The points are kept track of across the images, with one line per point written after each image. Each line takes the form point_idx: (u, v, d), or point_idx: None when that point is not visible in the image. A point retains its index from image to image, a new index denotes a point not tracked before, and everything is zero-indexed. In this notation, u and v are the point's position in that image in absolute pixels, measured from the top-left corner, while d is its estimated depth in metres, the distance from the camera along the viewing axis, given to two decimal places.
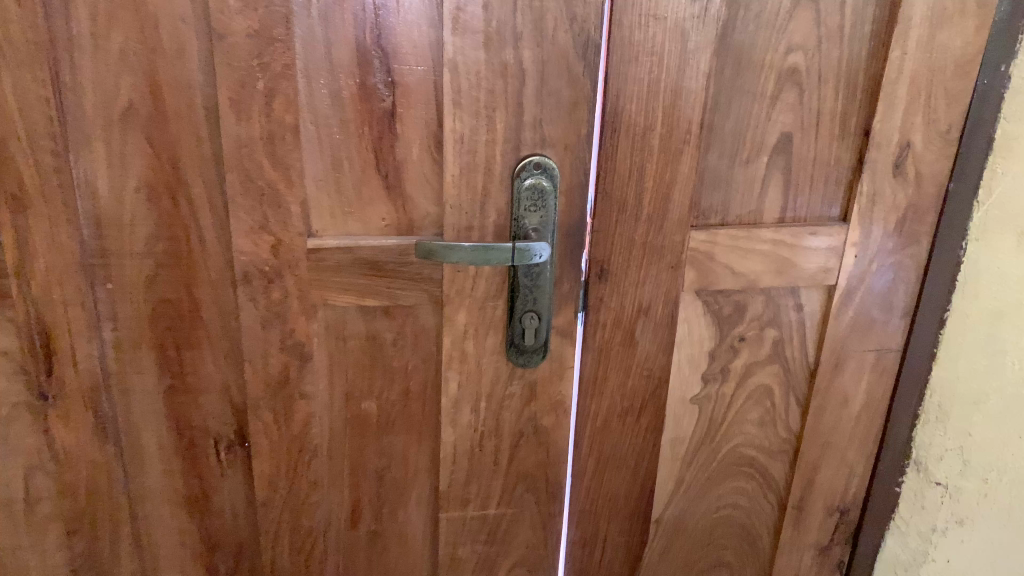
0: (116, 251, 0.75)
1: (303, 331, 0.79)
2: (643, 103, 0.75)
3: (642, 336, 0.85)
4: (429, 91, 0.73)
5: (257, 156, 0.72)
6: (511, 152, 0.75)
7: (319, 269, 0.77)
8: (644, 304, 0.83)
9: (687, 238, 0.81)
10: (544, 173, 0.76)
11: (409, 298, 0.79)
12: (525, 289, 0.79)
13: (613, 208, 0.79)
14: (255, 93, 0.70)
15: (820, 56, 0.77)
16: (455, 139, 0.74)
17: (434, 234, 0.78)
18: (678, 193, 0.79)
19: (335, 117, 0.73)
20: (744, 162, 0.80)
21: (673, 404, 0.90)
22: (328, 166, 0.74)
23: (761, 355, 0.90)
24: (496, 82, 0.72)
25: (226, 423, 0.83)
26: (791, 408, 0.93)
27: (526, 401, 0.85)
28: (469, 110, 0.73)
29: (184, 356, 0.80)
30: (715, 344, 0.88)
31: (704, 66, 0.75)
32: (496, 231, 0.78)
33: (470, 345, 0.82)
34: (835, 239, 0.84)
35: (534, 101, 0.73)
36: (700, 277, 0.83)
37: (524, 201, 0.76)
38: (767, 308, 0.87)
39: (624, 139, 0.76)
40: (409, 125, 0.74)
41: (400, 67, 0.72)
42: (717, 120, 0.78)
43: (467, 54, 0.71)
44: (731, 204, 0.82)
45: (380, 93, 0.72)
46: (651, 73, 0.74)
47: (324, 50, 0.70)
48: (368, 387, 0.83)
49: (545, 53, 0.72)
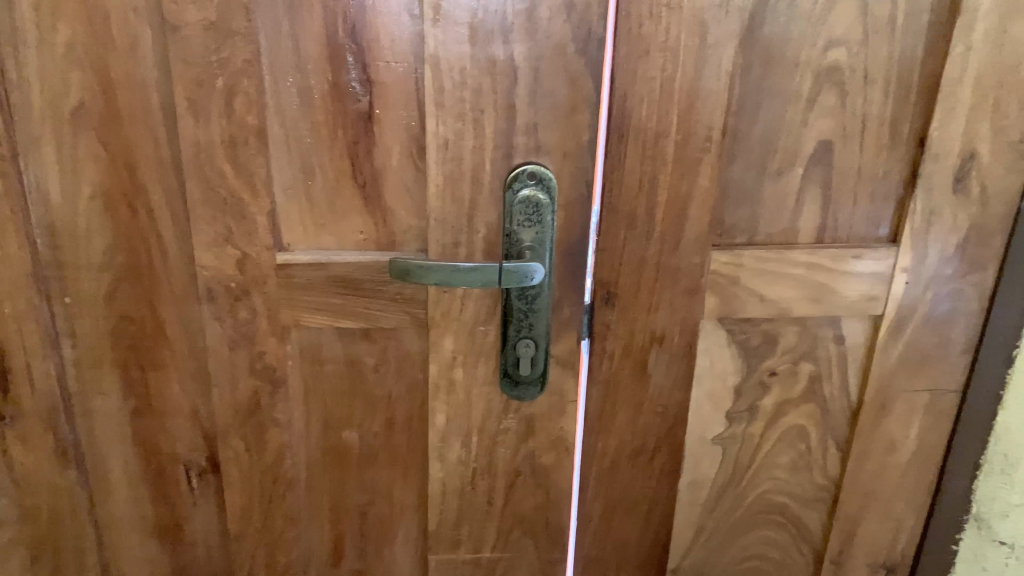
0: (72, 263, 0.69)
1: (274, 354, 0.72)
2: (655, 106, 0.65)
3: (654, 369, 0.75)
4: (408, 90, 0.64)
5: (217, 162, 0.66)
6: (502, 160, 0.66)
7: (289, 287, 0.70)
8: (657, 333, 0.73)
9: (706, 260, 0.71)
10: (539, 184, 0.67)
11: (389, 321, 0.71)
12: (518, 314, 0.70)
13: (620, 225, 0.69)
14: (214, 92, 0.64)
15: (867, 52, 0.66)
16: (438, 145, 0.65)
17: (417, 250, 0.70)
18: (696, 208, 0.69)
19: (304, 118, 0.65)
20: (775, 174, 0.70)
21: (691, 444, 0.80)
22: (298, 173, 0.67)
23: (795, 393, 0.79)
24: (483, 81, 0.64)
25: (196, 450, 0.77)
26: (828, 452, 0.82)
27: (523, 437, 0.76)
28: (453, 112, 0.64)
29: (148, 377, 0.74)
30: (741, 379, 0.77)
31: (727, 63, 0.64)
32: (486, 248, 0.69)
33: (459, 373, 0.74)
34: (882, 263, 0.73)
35: (528, 102, 0.64)
36: (722, 304, 0.73)
37: (516, 215, 0.67)
38: (801, 341, 0.76)
39: (633, 147, 0.66)
40: (387, 129, 0.65)
41: (376, 63, 0.63)
42: (743, 126, 0.68)
43: (449, 49, 0.62)
44: (760, 221, 0.71)
45: (354, 92, 0.64)
46: (665, 71, 0.64)
47: (290, 45, 0.63)
48: (348, 417, 0.76)
49: (539, 48, 0.63)
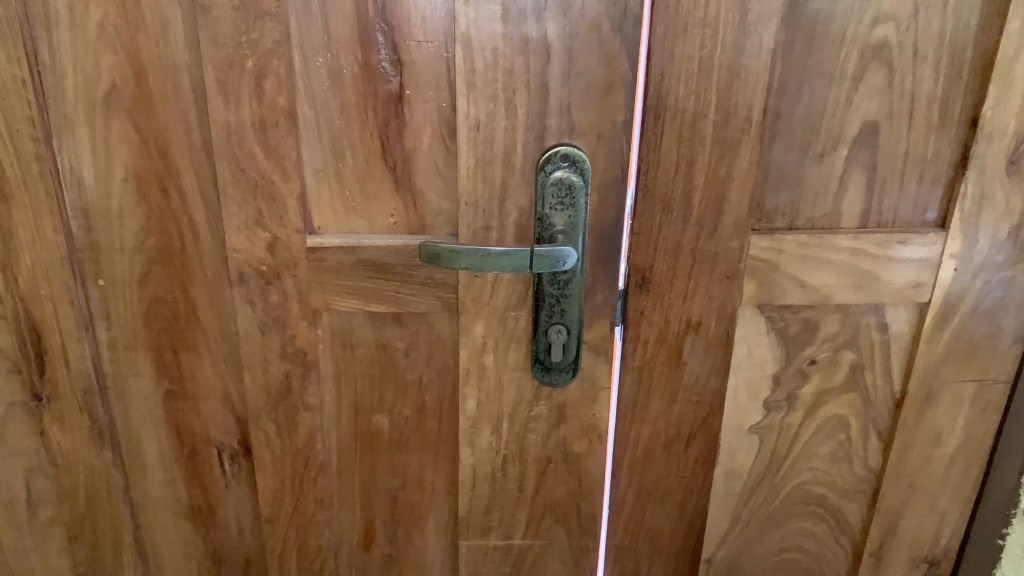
0: (105, 246, 0.70)
1: (305, 337, 0.72)
2: (692, 86, 0.63)
3: (690, 356, 0.73)
4: (440, 71, 0.63)
5: (248, 145, 0.65)
6: (534, 142, 0.65)
7: (320, 270, 0.69)
8: (693, 320, 0.72)
9: (745, 245, 0.69)
10: (573, 166, 0.65)
11: (420, 305, 0.70)
12: (550, 299, 0.69)
13: (656, 209, 0.67)
14: (244, 74, 0.63)
15: (917, 28, 0.63)
16: (469, 126, 0.64)
17: (448, 234, 0.69)
18: (734, 191, 0.67)
19: (334, 100, 0.64)
20: (818, 156, 0.67)
21: (727, 434, 0.78)
22: (329, 155, 0.66)
23: (836, 382, 0.77)
24: (515, 60, 0.62)
25: (228, 432, 0.77)
26: (870, 443, 0.80)
27: (554, 424, 0.75)
28: (484, 92, 0.63)
29: (181, 360, 0.74)
30: (780, 367, 0.75)
31: (769, 41, 0.62)
32: (518, 232, 0.68)
33: (490, 359, 0.73)
34: (929, 249, 0.70)
35: (561, 82, 0.63)
36: (761, 290, 0.71)
37: (549, 199, 0.66)
38: (843, 329, 0.74)
39: (669, 128, 0.64)
40: (418, 110, 0.64)
41: (407, 43, 0.62)
42: (784, 106, 0.65)
43: (481, 27, 0.61)
44: (801, 205, 0.69)
45: (385, 73, 0.63)
46: (703, 49, 0.62)
47: (320, 25, 0.62)
48: (378, 401, 0.75)
49: (573, 26, 0.61)
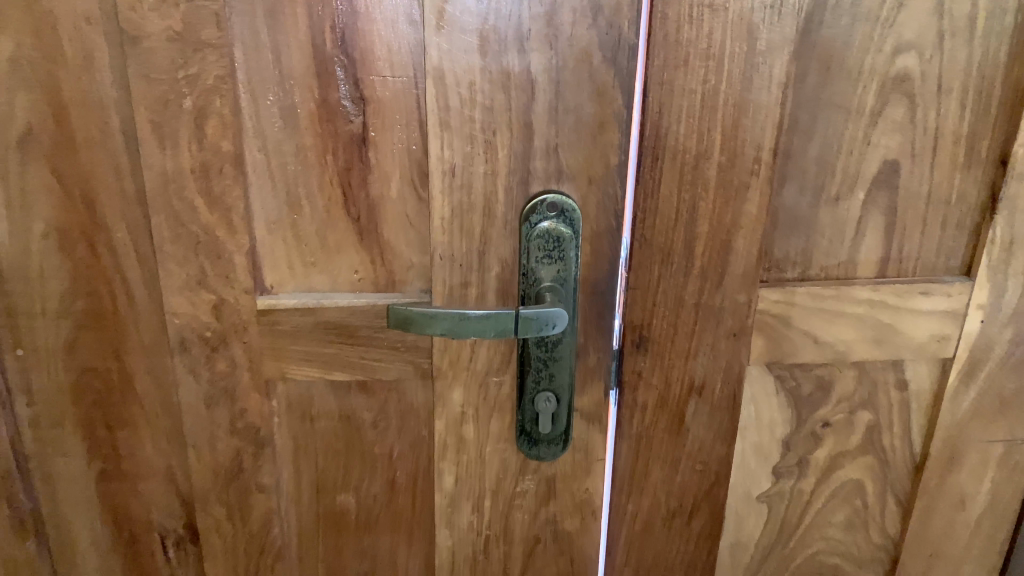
0: (25, 311, 0.60)
1: (258, 410, 0.63)
2: (695, 123, 0.56)
3: (693, 422, 0.66)
4: (409, 108, 0.55)
5: (188, 194, 0.57)
6: (517, 187, 0.57)
7: (274, 335, 0.61)
8: (696, 382, 0.64)
9: (754, 299, 0.62)
10: (561, 215, 0.57)
11: (389, 372, 0.62)
12: (537, 364, 0.61)
13: (655, 260, 0.60)
14: (182, 114, 0.54)
15: (941, 58, 0.56)
16: (443, 171, 0.56)
17: (421, 291, 0.61)
18: (742, 239, 0.60)
19: (288, 142, 0.56)
20: (833, 199, 0.60)
21: (734, 503, 0.71)
22: (282, 205, 0.58)
23: (851, 444, 0.70)
24: (495, 97, 0.54)
25: (172, 516, 0.68)
26: (888, 509, 0.73)
27: (542, 500, 0.67)
28: (460, 133, 0.55)
29: (116, 437, 0.65)
30: (790, 430, 0.68)
31: (780, 73, 0.55)
32: (500, 288, 0.60)
33: (469, 430, 0.64)
34: (954, 300, 0.63)
35: (547, 120, 0.55)
36: (771, 347, 0.64)
37: (535, 252, 0.58)
38: (859, 386, 0.67)
39: (670, 171, 0.57)
40: (384, 153, 0.56)
41: (371, 78, 0.54)
42: (796, 144, 0.58)
43: (455, 59, 0.53)
44: (814, 253, 0.62)
45: (345, 112, 0.55)
46: (707, 82, 0.55)
47: (271, 57, 0.54)
48: (343, 478, 0.67)
49: (560, 58, 0.54)
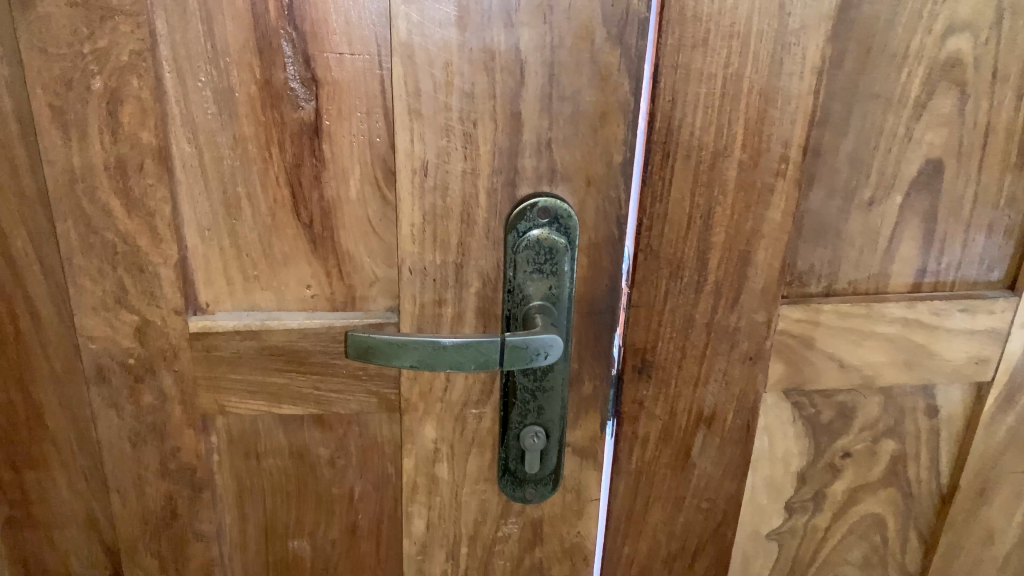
0: None
1: (193, 449, 0.53)
2: (714, 114, 0.47)
3: (700, 457, 0.57)
4: (371, 92, 0.45)
5: (101, 194, 0.46)
6: (502, 189, 0.48)
7: (210, 362, 0.51)
8: (705, 412, 0.56)
9: (774, 318, 0.53)
10: (554, 222, 0.48)
11: (350, 403, 0.53)
12: (523, 395, 0.52)
13: (662, 274, 0.51)
14: (90, 97, 0.44)
15: (998, 40, 0.48)
16: (413, 169, 0.47)
17: (386, 310, 0.51)
18: (764, 251, 0.51)
19: (223, 132, 0.46)
20: (866, 204, 0.52)
21: (742, 541, 0.63)
22: (218, 208, 0.48)
23: (873, 477, 0.62)
24: (476, 80, 0.45)
25: (96, 567, 0.58)
26: (909, 544, 0.65)
27: (527, 545, 0.58)
28: (434, 123, 0.46)
29: (24, 480, 0.55)
30: (806, 461, 0.61)
31: (814, 56, 0.46)
32: (480, 306, 0.51)
33: (443, 469, 0.55)
34: (997, 318, 0.56)
35: (539, 109, 0.46)
36: (790, 372, 0.56)
37: (523, 265, 0.49)
38: (885, 414, 0.59)
39: (682, 170, 0.48)
40: (342, 146, 0.47)
41: (325, 55, 0.44)
42: (827, 140, 0.50)
43: (428, 33, 0.44)
44: (841, 265, 0.54)
45: (294, 96, 0.45)
46: (730, 66, 0.46)
47: (201, 28, 0.43)
48: (296, 524, 0.57)
49: (556, 33, 0.44)
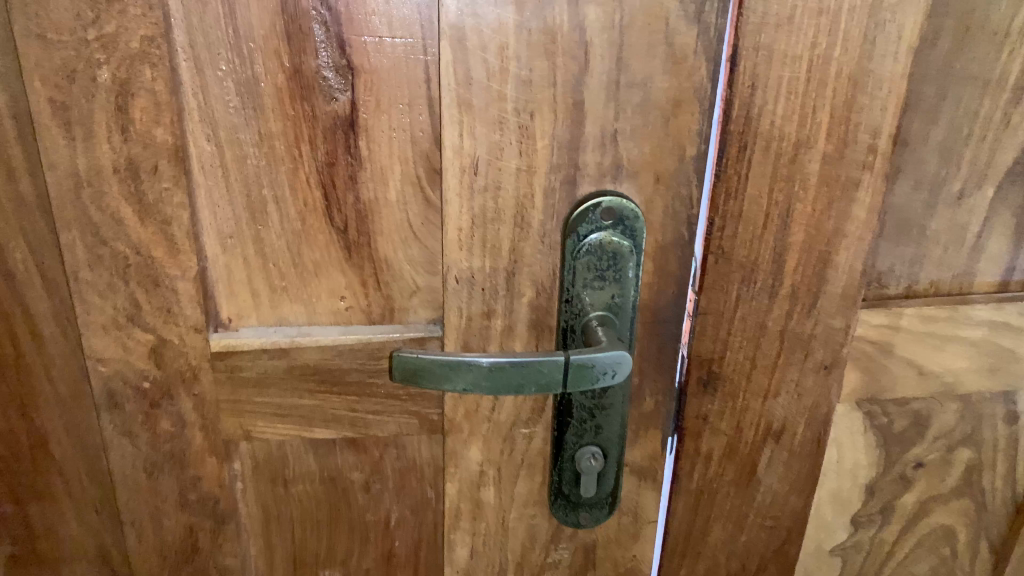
0: None
1: (215, 477, 0.49)
2: (797, 101, 0.42)
3: (767, 473, 0.53)
4: (414, 80, 0.40)
5: (110, 201, 0.41)
6: (560, 188, 0.43)
7: (235, 384, 0.46)
8: (774, 426, 0.51)
9: (853, 324, 0.49)
10: (617, 224, 0.43)
11: (388, 425, 0.48)
12: (580, 414, 0.47)
13: (733, 278, 0.46)
14: (96, 91, 0.39)
15: None
16: (462, 168, 0.42)
17: (427, 323, 0.46)
18: (845, 251, 0.46)
19: (246, 129, 0.41)
20: (955, 198, 0.47)
21: (804, 558, 0.59)
22: (241, 213, 0.42)
23: (946, 487, 0.58)
24: (534, 66, 0.40)
25: None
26: (978, 555, 0.61)
27: (578, 569, 0.54)
28: (485, 115, 0.41)
29: (29, 512, 0.50)
30: (876, 473, 0.56)
31: (912, 34, 0.41)
32: (533, 318, 0.46)
33: (489, 493, 0.51)
34: None
35: (604, 98, 0.41)
36: (866, 382, 0.51)
37: (583, 273, 0.44)
38: (963, 422, 0.55)
39: (760, 164, 0.43)
40: (380, 142, 0.41)
41: (363, 40, 0.39)
42: (917, 128, 0.45)
43: (481, 13, 0.38)
44: (924, 264, 0.49)
45: (326, 85, 0.40)
46: (818, 47, 0.41)
47: (222, 10, 0.38)
48: (327, 554, 0.52)
49: (626, 11, 0.39)
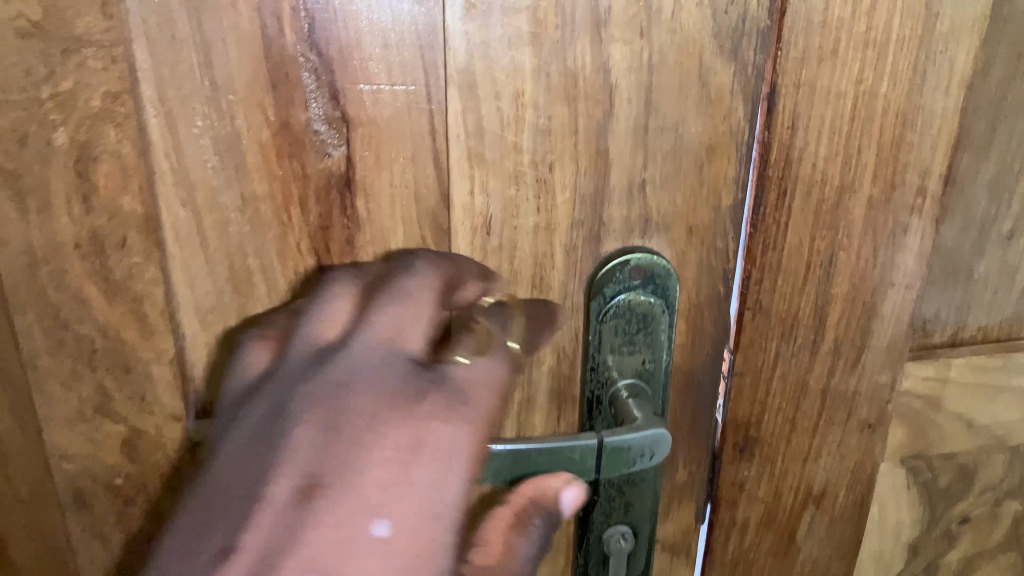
0: None
1: None
2: (841, 141, 0.38)
3: (807, 540, 0.48)
4: (418, 131, 0.35)
5: (72, 279, 0.36)
6: (583, 245, 0.38)
7: None
8: (814, 490, 0.47)
9: (899, 378, 0.45)
10: (647, 283, 0.39)
11: None
12: (608, 491, 0.42)
13: (772, 334, 0.42)
14: (53, 157, 0.34)
15: None
16: (474, 227, 0.37)
17: None
18: (891, 300, 0.42)
19: (228, 192, 0.36)
20: (1004, 239, 0.44)
21: None
22: (223, 285, 0.37)
23: (992, 542, 0.54)
24: (553, 113, 0.35)
25: None
26: None
27: None
28: (499, 169, 0.36)
29: None
30: (920, 532, 0.52)
31: (964, 66, 0.38)
32: (555, 388, 0.41)
33: None
34: None
35: (632, 145, 0.36)
36: (912, 438, 0.47)
37: (611, 339, 0.40)
38: (1010, 473, 0.51)
39: (800, 210, 0.39)
40: (380, 201, 0.37)
41: (359, 88, 0.34)
42: (966, 165, 0.41)
43: (494, 56, 0.34)
44: (971, 309, 0.46)
45: (318, 139, 0.35)
46: (863, 82, 0.37)
47: (197, 59, 0.33)
48: None
49: (655, 50, 0.35)
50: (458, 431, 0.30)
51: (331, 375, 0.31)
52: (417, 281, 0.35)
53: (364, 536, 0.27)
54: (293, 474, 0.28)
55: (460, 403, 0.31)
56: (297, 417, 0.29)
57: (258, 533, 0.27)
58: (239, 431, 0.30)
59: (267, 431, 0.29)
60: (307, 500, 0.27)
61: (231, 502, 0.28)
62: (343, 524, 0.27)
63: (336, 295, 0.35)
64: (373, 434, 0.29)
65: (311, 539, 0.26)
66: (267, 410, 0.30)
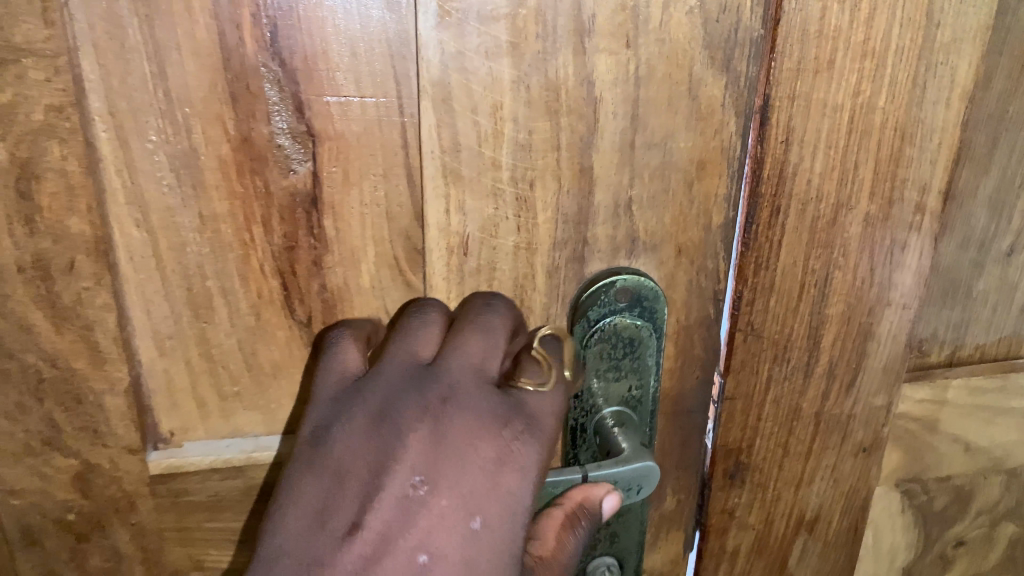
0: None
1: None
2: (836, 158, 0.36)
3: (799, 567, 0.46)
4: (388, 147, 0.33)
5: (15, 306, 0.33)
6: (566, 266, 0.36)
7: (181, 510, 0.38)
8: (807, 515, 0.45)
9: (895, 400, 0.43)
10: (635, 307, 0.37)
11: None
12: None
13: (765, 357, 0.40)
14: None
15: None
16: (450, 248, 0.35)
17: None
18: (887, 321, 0.40)
19: (186, 211, 0.33)
20: (1004, 256, 0.42)
21: None
22: (182, 311, 0.35)
23: (987, 564, 0.52)
24: (534, 128, 0.33)
25: None
26: None
27: None
28: (476, 187, 0.34)
29: None
30: (915, 556, 0.50)
31: (966, 77, 0.36)
32: None
33: None
34: None
35: (618, 162, 0.34)
36: (908, 461, 0.45)
37: (597, 365, 0.38)
38: (1007, 495, 0.49)
39: (793, 229, 0.37)
40: (348, 220, 0.34)
41: (326, 100, 0.32)
42: (965, 180, 0.40)
43: (469, 67, 0.32)
44: (969, 327, 0.44)
45: (280, 154, 0.33)
46: (861, 94, 0.34)
47: (150, 70, 0.31)
48: None
49: (642, 60, 0.33)
50: (537, 453, 0.33)
51: (433, 390, 0.32)
52: (502, 317, 0.35)
53: (458, 534, 0.30)
54: (404, 473, 0.31)
55: (540, 427, 0.33)
56: (403, 426, 0.31)
57: (373, 527, 0.30)
58: (351, 432, 0.32)
59: (379, 437, 0.31)
60: (413, 496, 0.31)
61: (343, 497, 0.31)
62: (436, 531, 0.30)
63: (430, 321, 0.35)
64: (472, 448, 0.31)
65: (418, 535, 0.30)
66: (372, 415, 0.32)
